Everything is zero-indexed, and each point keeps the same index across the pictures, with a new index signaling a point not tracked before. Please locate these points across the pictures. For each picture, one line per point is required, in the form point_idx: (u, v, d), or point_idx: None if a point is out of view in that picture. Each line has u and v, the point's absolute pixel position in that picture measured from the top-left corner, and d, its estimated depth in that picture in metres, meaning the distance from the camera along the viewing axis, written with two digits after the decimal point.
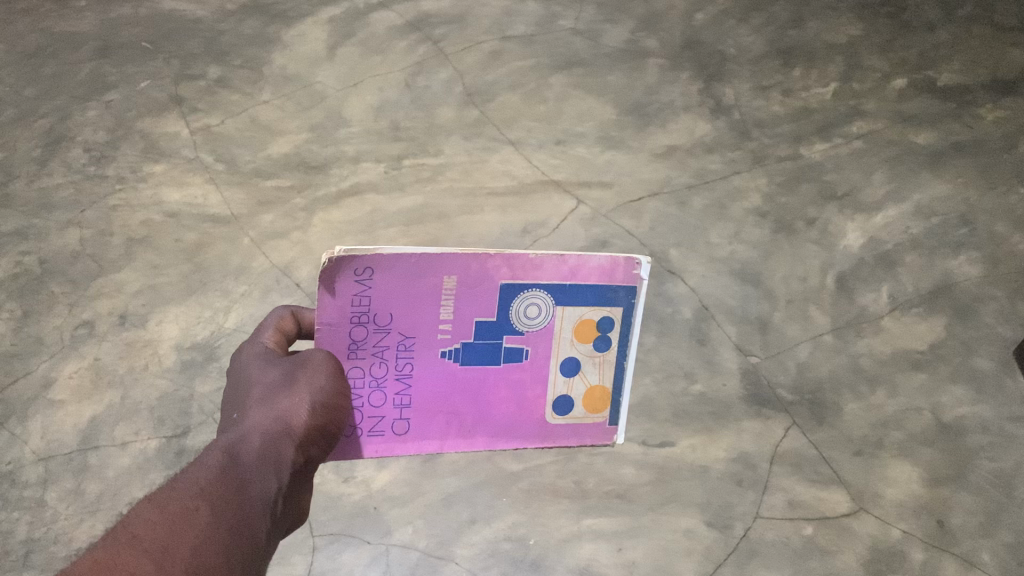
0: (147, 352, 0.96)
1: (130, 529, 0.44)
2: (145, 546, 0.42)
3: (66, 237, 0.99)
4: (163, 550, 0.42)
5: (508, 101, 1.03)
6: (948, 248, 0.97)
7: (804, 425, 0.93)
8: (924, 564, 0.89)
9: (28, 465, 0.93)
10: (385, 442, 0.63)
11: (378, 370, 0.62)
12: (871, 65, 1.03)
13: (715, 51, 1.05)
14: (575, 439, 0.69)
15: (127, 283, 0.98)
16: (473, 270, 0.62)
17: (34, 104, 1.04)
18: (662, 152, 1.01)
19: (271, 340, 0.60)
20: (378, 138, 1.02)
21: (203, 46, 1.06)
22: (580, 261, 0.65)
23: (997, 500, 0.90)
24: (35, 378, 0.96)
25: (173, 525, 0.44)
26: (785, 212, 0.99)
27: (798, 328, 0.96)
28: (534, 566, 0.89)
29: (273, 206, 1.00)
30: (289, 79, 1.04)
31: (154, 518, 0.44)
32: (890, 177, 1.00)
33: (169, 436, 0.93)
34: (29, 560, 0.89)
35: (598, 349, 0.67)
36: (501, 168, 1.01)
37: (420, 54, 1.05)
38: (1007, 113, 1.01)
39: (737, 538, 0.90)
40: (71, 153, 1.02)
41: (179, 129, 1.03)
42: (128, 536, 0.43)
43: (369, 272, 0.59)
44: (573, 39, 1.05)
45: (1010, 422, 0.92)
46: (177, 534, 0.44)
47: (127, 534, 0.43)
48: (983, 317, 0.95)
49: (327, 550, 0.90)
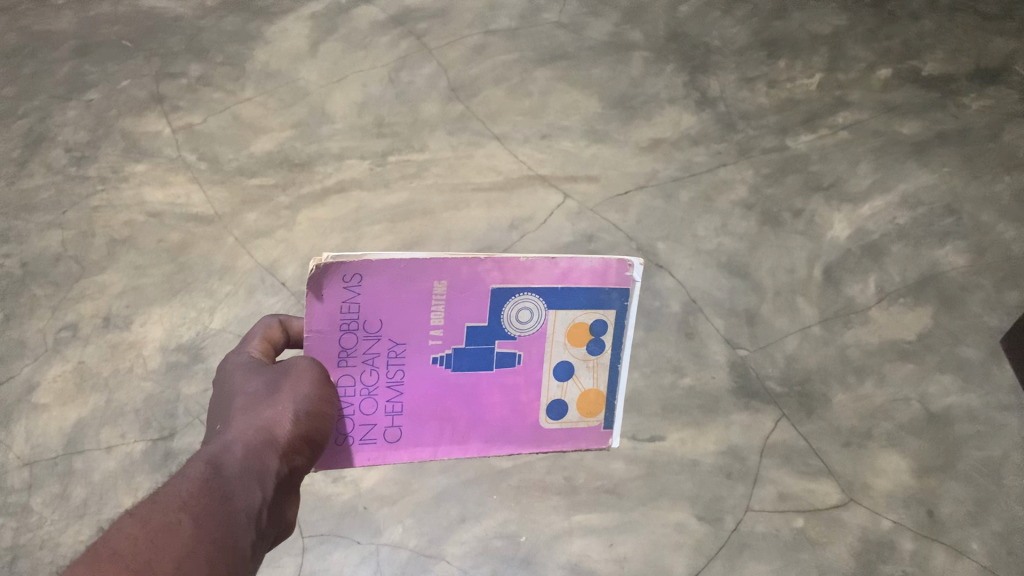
0: (132, 354, 0.95)
1: (108, 546, 0.40)
2: (125, 562, 0.39)
3: (47, 239, 0.98)
4: (145, 565, 0.39)
5: (492, 96, 1.02)
6: (934, 237, 0.97)
7: (793, 417, 0.93)
8: (913, 555, 0.89)
9: (13, 470, 0.91)
10: (377, 450, 0.62)
11: (369, 378, 0.61)
12: (856, 56, 1.03)
13: (700, 43, 1.04)
14: (570, 443, 0.68)
15: (111, 284, 0.97)
16: (464, 274, 0.61)
17: (13, 104, 1.02)
18: (648, 145, 1.01)
19: (256, 350, 0.59)
20: (362, 134, 1.01)
21: (184, 44, 1.04)
22: (571, 264, 0.64)
23: (985, 489, 0.90)
24: (19, 382, 0.94)
25: (155, 540, 0.41)
26: (772, 203, 0.99)
27: (786, 320, 0.96)
28: (524, 563, 0.89)
29: (257, 204, 0.99)
30: (271, 77, 1.03)
31: (136, 533, 0.41)
32: (876, 166, 1.00)
33: (156, 438, 0.92)
34: (16, 565, 0.88)
35: (592, 352, 0.66)
36: (487, 163, 1.00)
37: (403, 49, 1.04)
38: (991, 102, 1.01)
39: (727, 530, 0.90)
40: (51, 153, 1.01)
41: (161, 128, 1.01)
42: (109, 553, 0.40)
43: (358, 278, 0.58)
44: (556, 32, 1.05)
45: (998, 411, 0.92)
46: (159, 548, 0.40)
47: (106, 551, 0.40)
48: (970, 307, 0.95)
49: (316, 552, 0.89)
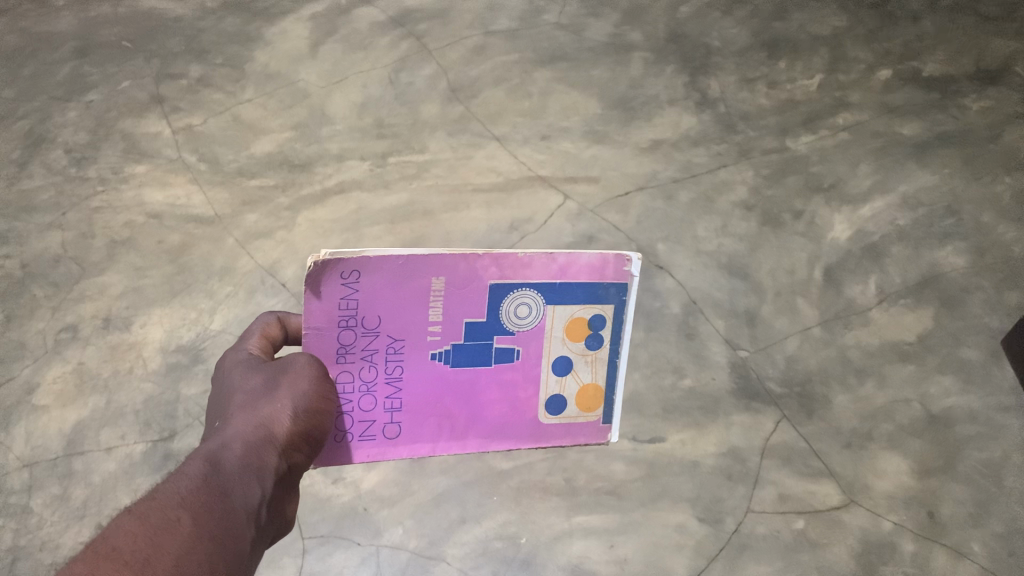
0: (132, 355, 0.95)
1: (107, 543, 0.40)
2: (123, 559, 0.39)
3: (46, 240, 0.98)
4: (144, 561, 0.39)
5: (492, 97, 1.02)
6: (934, 238, 0.97)
7: (793, 418, 0.93)
8: (914, 556, 0.88)
9: (12, 471, 0.91)
10: (376, 446, 0.62)
11: (368, 374, 0.61)
12: (856, 57, 1.03)
13: (700, 44, 1.04)
14: (569, 438, 0.68)
15: (111, 285, 0.97)
16: (462, 270, 0.61)
17: (13, 105, 1.02)
18: (648, 146, 1.00)
19: (255, 347, 0.59)
20: (363, 135, 1.01)
21: (184, 45, 1.04)
22: (569, 259, 0.64)
23: (986, 490, 0.90)
24: (19, 383, 0.94)
25: (154, 536, 0.41)
26: (772, 204, 0.99)
27: (786, 321, 0.95)
28: (524, 565, 0.89)
29: (257, 205, 0.99)
30: (271, 78, 1.03)
31: (135, 529, 0.41)
32: (877, 167, 0.99)
33: (156, 440, 0.92)
34: (15, 567, 0.88)
35: (591, 347, 0.66)
36: (487, 164, 1.00)
37: (403, 50, 1.04)
38: (991, 102, 1.01)
39: (728, 532, 0.90)
40: (51, 154, 1.01)
41: (161, 129, 1.01)
42: (108, 549, 0.40)
43: (356, 274, 0.58)
44: (556, 33, 1.05)
45: (998, 412, 0.92)
46: (158, 545, 0.40)
47: (105, 547, 0.40)
48: (970, 308, 0.95)
49: (316, 553, 0.89)
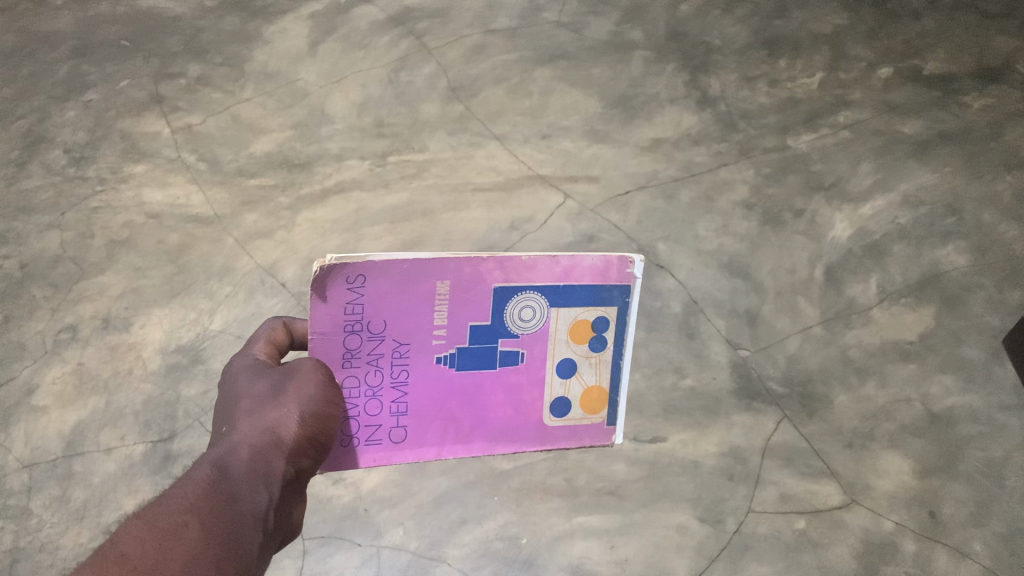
0: (131, 356, 0.95)
1: (116, 548, 0.40)
2: (131, 565, 0.39)
3: (45, 240, 0.98)
4: (152, 568, 0.39)
5: (492, 96, 1.02)
6: (935, 237, 0.97)
7: (795, 418, 0.93)
8: (916, 556, 0.88)
9: (12, 473, 0.91)
10: (382, 450, 0.62)
11: (373, 379, 0.61)
12: (857, 55, 1.03)
13: (700, 42, 1.04)
14: (573, 441, 0.68)
15: (110, 286, 0.97)
16: (466, 274, 0.61)
17: (12, 105, 1.02)
18: (648, 144, 1.00)
19: (261, 352, 0.59)
20: (362, 135, 1.00)
21: (183, 44, 1.04)
22: (572, 262, 0.64)
23: (988, 490, 0.90)
24: (18, 384, 0.94)
25: (161, 543, 0.41)
26: (773, 203, 0.98)
27: (787, 321, 0.95)
28: (526, 565, 0.89)
29: (256, 205, 0.98)
30: (270, 77, 1.03)
31: (143, 536, 0.41)
32: (877, 166, 0.99)
33: (156, 440, 0.92)
34: (15, 567, 0.88)
35: (594, 350, 0.66)
36: (487, 164, 0.99)
37: (402, 49, 1.03)
38: (992, 100, 1.01)
39: (729, 532, 0.90)
40: (51, 154, 1.00)
41: (160, 129, 1.01)
42: (117, 556, 0.40)
43: (361, 279, 0.58)
44: (556, 31, 1.04)
45: (999, 411, 0.92)
46: (166, 551, 0.40)
47: (114, 554, 0.40)
48: (972, 307, 0.95)
49: (316, 554, 0.89)
